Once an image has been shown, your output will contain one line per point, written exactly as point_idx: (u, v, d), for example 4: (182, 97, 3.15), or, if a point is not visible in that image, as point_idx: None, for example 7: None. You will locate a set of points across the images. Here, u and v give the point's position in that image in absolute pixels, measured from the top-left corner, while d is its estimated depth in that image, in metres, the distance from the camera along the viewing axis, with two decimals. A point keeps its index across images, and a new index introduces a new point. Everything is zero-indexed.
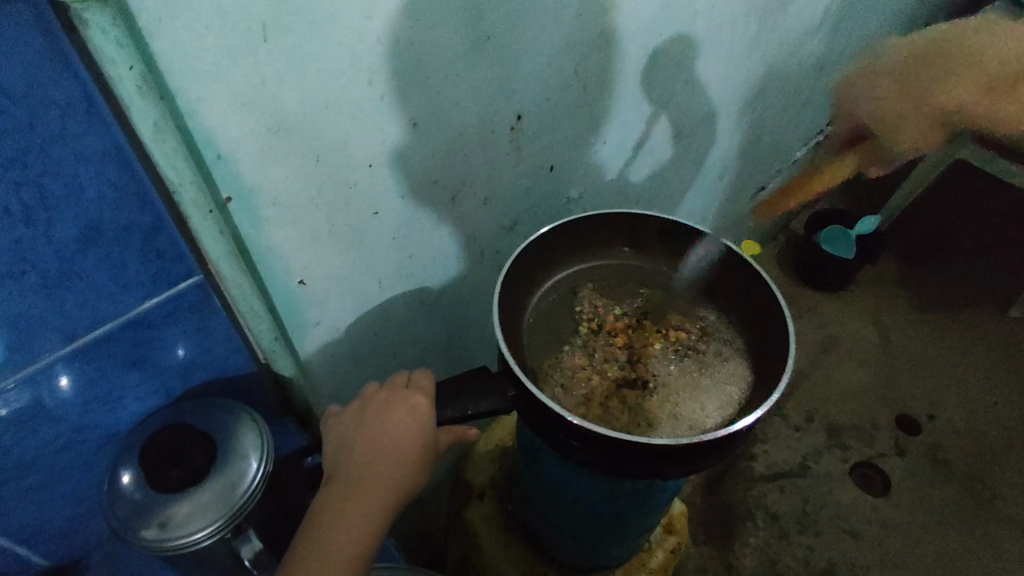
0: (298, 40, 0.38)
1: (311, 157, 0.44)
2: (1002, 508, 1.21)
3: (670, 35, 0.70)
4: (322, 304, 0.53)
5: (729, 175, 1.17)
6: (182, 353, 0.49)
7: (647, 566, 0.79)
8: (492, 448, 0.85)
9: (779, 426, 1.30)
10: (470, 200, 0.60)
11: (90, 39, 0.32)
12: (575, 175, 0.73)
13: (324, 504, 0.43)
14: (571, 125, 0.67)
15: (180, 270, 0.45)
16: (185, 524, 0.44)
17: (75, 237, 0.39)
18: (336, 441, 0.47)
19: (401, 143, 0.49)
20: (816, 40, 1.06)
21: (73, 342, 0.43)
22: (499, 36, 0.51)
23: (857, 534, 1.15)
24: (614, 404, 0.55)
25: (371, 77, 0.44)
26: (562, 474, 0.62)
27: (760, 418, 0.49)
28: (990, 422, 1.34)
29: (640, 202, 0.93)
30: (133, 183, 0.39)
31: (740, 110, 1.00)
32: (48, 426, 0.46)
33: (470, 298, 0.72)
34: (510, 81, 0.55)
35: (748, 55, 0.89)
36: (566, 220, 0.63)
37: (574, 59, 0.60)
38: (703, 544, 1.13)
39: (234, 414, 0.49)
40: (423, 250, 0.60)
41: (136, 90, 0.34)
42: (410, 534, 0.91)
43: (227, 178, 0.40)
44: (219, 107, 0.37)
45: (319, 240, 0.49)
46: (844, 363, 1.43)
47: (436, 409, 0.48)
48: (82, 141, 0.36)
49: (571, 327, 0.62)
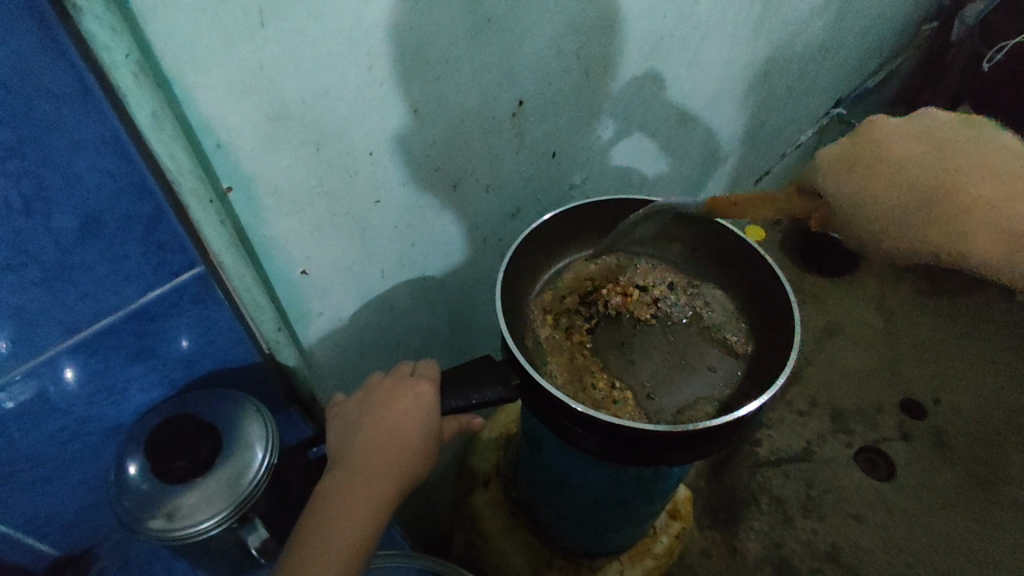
0: (295, 25, 0.37)
1: (312, 144, 0.43)
2: (1007, 492, 1.21)
3: (673, 18, 0.69)
4: (325, 294, 0.53)
5: (734, 160, 1.15)
6: (185, 344, 0.49)
7: (653, 551, 0.79)
8: (496, 435, 0.85)
9: (783, 411, 1.30)
10: (472, 188, 0.60)
11: (83, 26, 0.32)
12: (577, 161, 0.72)
13: (329, 489, 0.43)
14: (573, 110, 0.66)
15: (182, 261, 0.44)
16: (191, 515, 0.44)
17: (76, 228, 0.39)
18: (339, 429, 0.47)
19: (402, 129, 0.49)
20: (823, 20, 1.04)
21: (76, 334, 0.43)
22: (500, 18, 0.50)
23: (861, 518, 1.16)
24: (611, 387, 0.55)
25: (371, 63, 0.43)
26: (567, 461, 0.62)
27: (766, 402, 0.49)
28: (995, 405, 1.34)
29: (642, 189, 0.92)
30: (132, 172, 0.39)
31: (744, 93, 0.98)
32: (53, 418, 0.46)
33: (474, 286, 0.71)
34: (512, 65, 0.54)
35: (752, 37, 0.87)
36: (568, 207, 0.63)
37: (576, 42, 0.59)
38: (707, 529, 1.14)
39: (237, 404, 0.49)
40: (426, 239, 0.59)
41: (133, 78, 0.34)
42: (416, 520, 0.91)
43: (227, 167, 0.39)
44: (217, 94, 0.36)
45: (321, 230, 0.48)
46: (849, 347, 1.42)
47: (440, 397, 0.48)
48: (79, 131, 0.35)
49: (570, 312, 0.62)
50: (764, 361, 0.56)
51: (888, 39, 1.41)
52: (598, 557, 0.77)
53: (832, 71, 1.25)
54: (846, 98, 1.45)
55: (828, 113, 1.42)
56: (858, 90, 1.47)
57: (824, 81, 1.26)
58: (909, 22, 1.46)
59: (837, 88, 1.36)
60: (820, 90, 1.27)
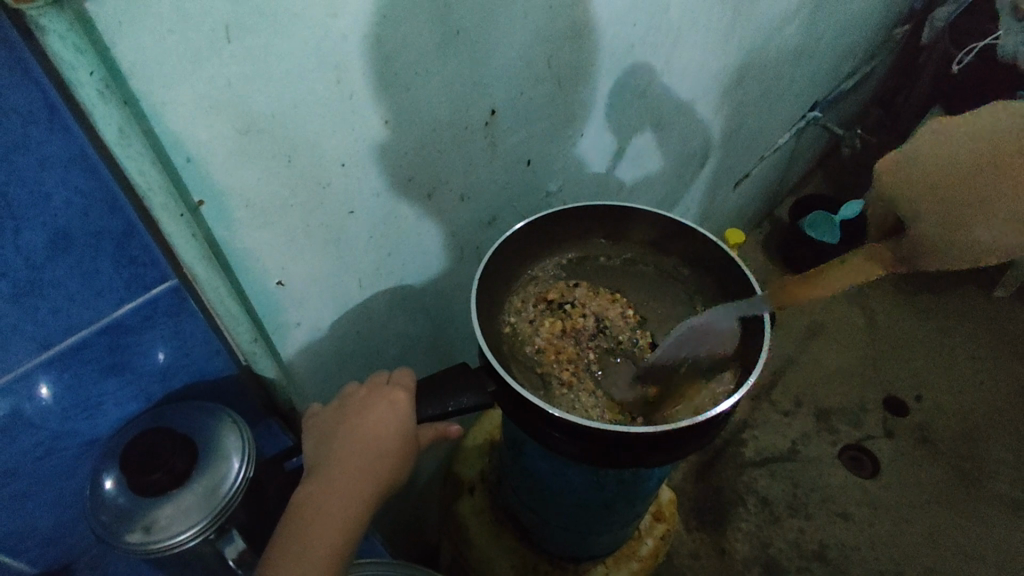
0: (261, 40, 0.38)
1: (283, 157, 0.44)
2: (991, 486, 1.23)
3: (644, 27, 0.70)
4: (302, 305, 0.53)
5: (710, 164, 1.17)
6: (161, 357, 0.50)
7: (638, 554, 0.79)
8: (480, 441, 0.85)
9: (768, 412, 1.31)
10: (447, 196, 0.61)
11: (47, 43, 0.32)
12: (552, 169, 0.73)
13: (304, 500, 0.43)
14: (545, 119, 0.67)
15: (155, 275, 0.45)
16: (168, 527, 0.44)
17: (46, 244, 0.39)
18: (315, 439, 0.47)
19: (375, 141, 0.50)
20: (794, 27, 1.06)
21: (49, 349, 0.43)
22: (470, 31, 0.51)
23: (847, 515, 1.17)
24: (586, 391, 0.56)
25: (339, 75, 0.44)
26: (548, 466, 0.63)
27: (736, 401, 0.50)
28: (976, 400, 1.36)
29: (620, 194, 0.93)
30: (100, 187, 0.39)
31: (718, 100, 1.00)
32: (27, 434, 0.46)
33: (452, 294, 0.72)
34: (482, 75, 0.55)
35: (723, 44, 0.89)
36: (544, 215, 0.64)
37: (547, 54, 0.60)
38: (695, 531, 1.14)
39: (215, 416, 0.49)
40: (402, 247, 0.60)
41: (98, 94, 0.34)
42: (402, 529, 0.91)
43: (198, 182, 0.40)
44: (184, 109, 0.37)
45: (295, 241, 0.49)
46: (831, 346, 1.44)
47: (416, 406, 0.49)
48: (47, 149, 0.36)
49: (547, 316, 0.62)
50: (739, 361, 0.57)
51: (860, 44, 1.44)
52: (584, 561, 0.77)
53: (805, 76, 1.27)
54: (822, 102, 1.48)
55: (804, 116, 1.44)
56: (833, 93, 1.50)
57: (798, 85, 1.28)
58: (880, 26, 1.49)
59: (812, 92, 1.38)
60: (794, 94, 1.29)
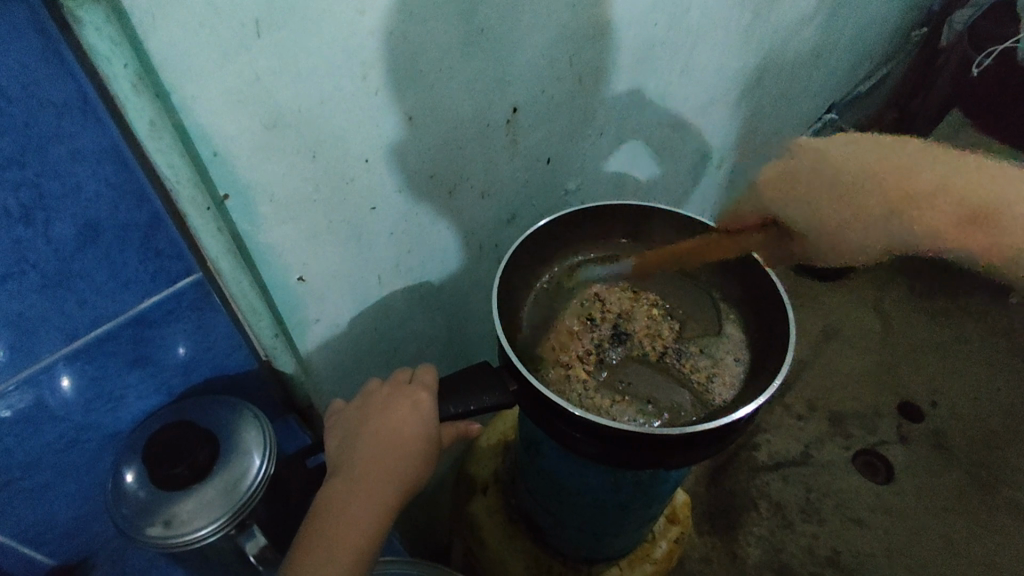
0: (289, 34, 0.38)
1: (308, 153, 0.43)
2: (1006, 494, 1.21)
3: (665, 27, 0.70)
4: (321, 301, 0.53)
5: (727, 166, 1.16)
6: (183, 351, 0.50)
7: (652, 556, 0.79)
8: (494, 441, 0.85)
9: (782, 416, 1.30)
10: (468, 194, 0.60)
11: (82, 36, 0.32)
12: (571, 168, 0.73)
13: (329, 496, 0.43)
14: (565, 117, 0.66)
15: (179, 269, 0.45)
16: (190, 521, 0.44)
17: (75, 236, 0.39)
18: (339, 437, 0.47)
19: (398, 137, 0.49)
20: (813, 27, 1.05)
21: (74, 341, 0.43)
22: (494, 27, 0.50)
23: (862, 521, 1.15)
24: (606, 390, 0.55)
25: (365, 70, 0.43)
26: (565, 466, 0.62)
27: (761, 404, 0.49)
28: (992, 407, 1.34)
29: (638, 194, 0.92)
30: (130, 181, 0.39)
31: (736, 100, 0.99)
32: (51, 426, 0.46)
33: (471, 292, 0.72)
34: (505, 72, 0.54)
35: (743, 44, 0.88)
36: (563, 214, 0.63)
37: (569, 52, 0.60)
38: (707, 535, 1.13)
39: (236, 411, 0.49)
40: (422, 245, 0.59)
41: (131, 88, 0.34)
42: (414, 528, 0.91)
43: (223, 175, 0.40)
44: (212, 102, 0.36)
45: (317, 237, 0.48)
46: (846, 351, 1.43)
47: (438, 404, 0.48)
48: (79, 140, 0.36)
49: (567, 316, 0.62)
50: (762, 363, 0.56)
51: (878, 45, 1.43)
52: (597, 562, 0.77)
53: (822, 78, 1.26)
54: (838, 104, 1.47)
55: (821, 119, 1.43)
56: (849, 96, 1.49)
57: (815, 87, 1.26)
58: (899, 29, 1.48)
59: (829, 95, 1.37)
60: (812, 96, 1.28)
